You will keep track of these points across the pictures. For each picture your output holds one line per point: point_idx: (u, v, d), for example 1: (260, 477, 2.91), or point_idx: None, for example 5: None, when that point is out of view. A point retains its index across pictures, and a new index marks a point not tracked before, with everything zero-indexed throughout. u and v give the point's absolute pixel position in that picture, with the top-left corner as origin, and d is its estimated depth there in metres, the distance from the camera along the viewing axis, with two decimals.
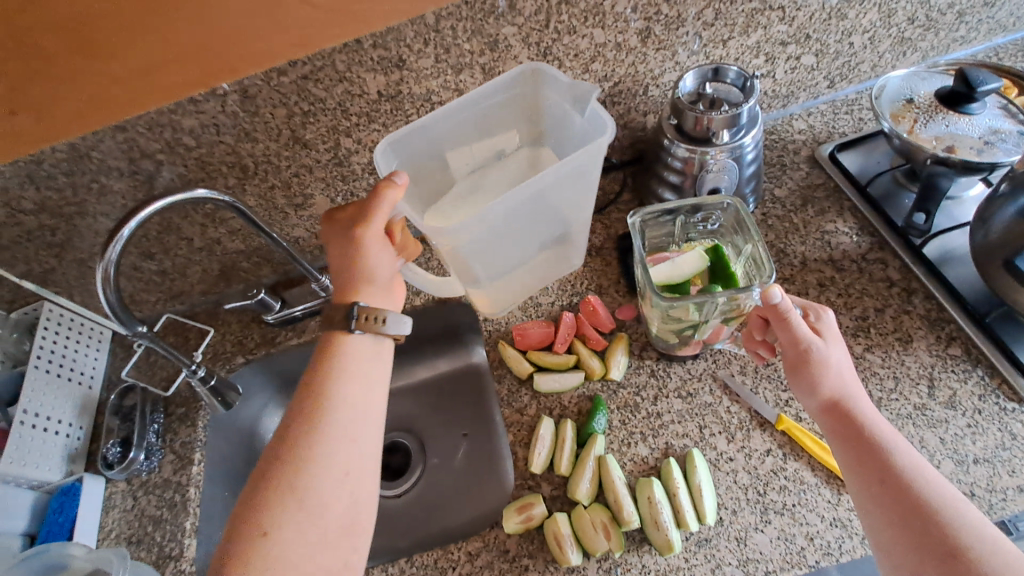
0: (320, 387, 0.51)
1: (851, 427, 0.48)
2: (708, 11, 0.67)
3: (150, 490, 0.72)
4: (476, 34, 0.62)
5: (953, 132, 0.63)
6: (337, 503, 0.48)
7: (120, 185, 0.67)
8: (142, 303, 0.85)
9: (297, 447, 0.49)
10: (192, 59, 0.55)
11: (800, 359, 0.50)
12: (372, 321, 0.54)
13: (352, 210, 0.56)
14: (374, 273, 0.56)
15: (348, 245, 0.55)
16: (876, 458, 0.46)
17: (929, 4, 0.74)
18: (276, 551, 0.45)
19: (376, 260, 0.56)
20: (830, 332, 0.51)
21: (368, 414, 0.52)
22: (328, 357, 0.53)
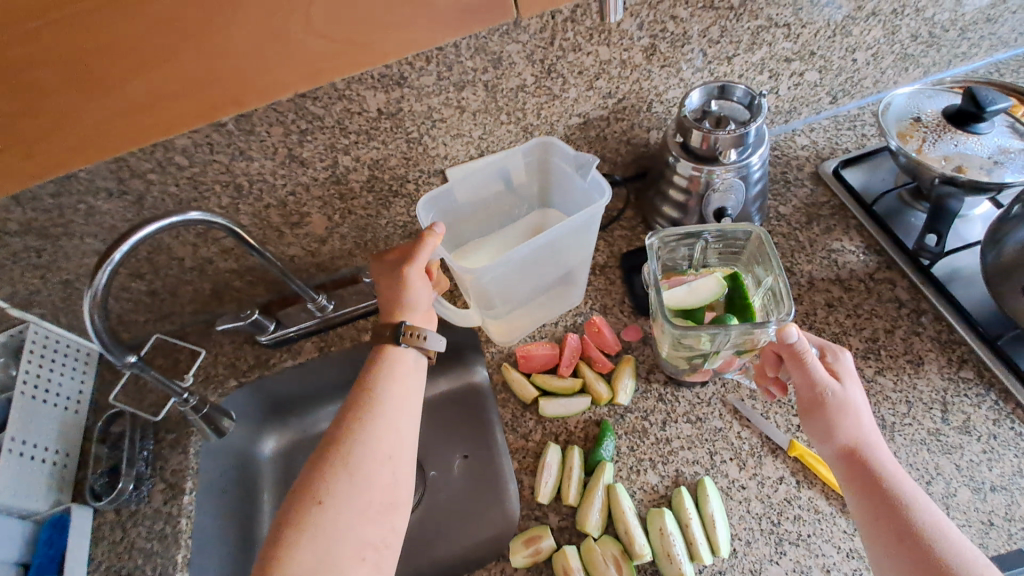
0: (370, 379, 0.55)
1: (866, 476, 0.47)
2: (713, 28, 0.66)
3: (139, 521, 0.69)
4: (479, 51, 0.60)
5: (962, 151, 0.62)
6: (382, 480, 0.49)
7: (109, 206, 0.65)
8: (130, 323, 0.83)
9: (349, 428, 0.51)
10: (191, 96, 0.32)
11: (815, 402, 0.49)
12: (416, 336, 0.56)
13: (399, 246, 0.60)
14: (415, 300, 0.59)
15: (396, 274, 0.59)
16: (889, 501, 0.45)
17: (933, 21, 0.74)
18: (326, 519, 0.46)
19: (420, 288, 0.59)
20: (848, 373, 0.50)
21: (411, 407, 0.55)
22: (379, 356, 0.56)
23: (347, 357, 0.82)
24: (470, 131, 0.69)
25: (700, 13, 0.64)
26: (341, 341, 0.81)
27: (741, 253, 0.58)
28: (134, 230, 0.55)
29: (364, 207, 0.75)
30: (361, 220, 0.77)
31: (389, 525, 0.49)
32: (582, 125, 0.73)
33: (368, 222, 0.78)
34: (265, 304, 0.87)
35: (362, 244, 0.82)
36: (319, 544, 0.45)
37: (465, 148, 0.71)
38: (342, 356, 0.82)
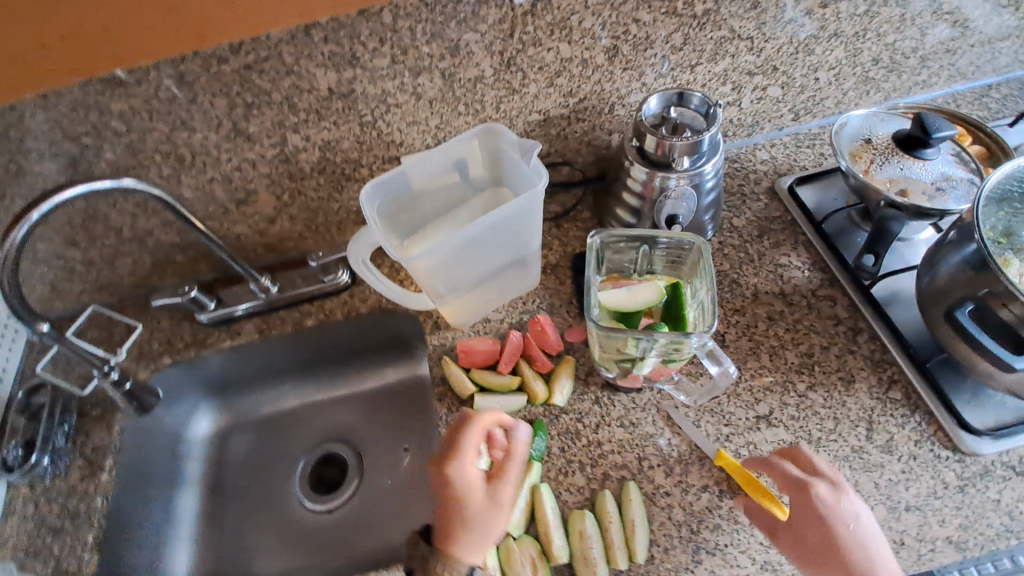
0: None
1: None
2: (677, 35, 0.66)
3: (53, 498, 0.68)
4: (436, 37, 0.59)
5: (907, 176, 0.63)
6: None
7: (41, 168, 0.62)
8: (64, 293, 0.80)
9: None
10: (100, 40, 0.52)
11: (823, 554, 0.51)
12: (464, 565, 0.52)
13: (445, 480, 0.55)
14: (470, 529, 0.53)
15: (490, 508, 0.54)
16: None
17: (894, 47, 0.75)
18: None
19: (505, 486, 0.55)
20: (833, 503, 0.52)
21: None
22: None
23: (289, 342, 0.80)
24: (426, 120, 0.68)
25: (663, 19, 0.63)
26: (282, 324, 0.80)
27: (684, 265, 0.58)
28: (57, 191, 0.53)
29: (315, 189, 0.74)
30: (312, 202, 0.76)
31: None
32: (542, 122, 0.72)
33: (320, 205, 0.76)
34: (209, 283, 0.85)
35: (313, 226, 0.80)
36: None
37: (421, 137, 0.70)
38: (283, 339, 0.80)
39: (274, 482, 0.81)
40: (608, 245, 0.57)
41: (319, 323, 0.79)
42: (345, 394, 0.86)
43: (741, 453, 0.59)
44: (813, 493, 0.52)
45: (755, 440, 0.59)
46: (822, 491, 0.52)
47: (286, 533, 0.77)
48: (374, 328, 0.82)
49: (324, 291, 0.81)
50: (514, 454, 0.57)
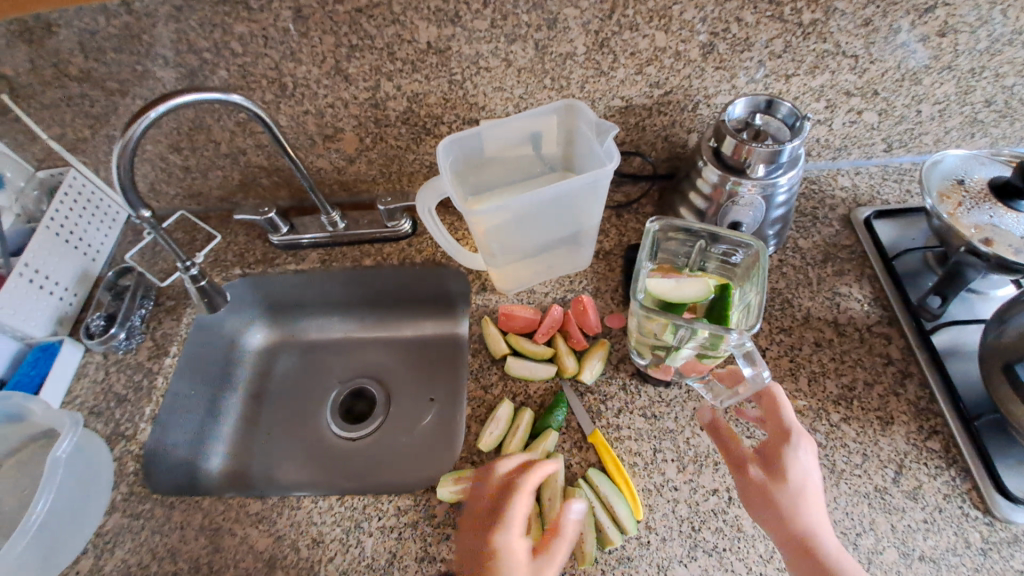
0: None
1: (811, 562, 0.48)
2: (778, 41, 0.64)
3: (122, 368, 0.77)
4: (536, 8, 0.61)
5: (996, 225, 0.59)
6: None
7: (163, 74, 0.69)
8: (161, 194, 0.89)
9: None
10: None
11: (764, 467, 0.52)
12: None
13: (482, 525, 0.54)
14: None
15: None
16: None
17: (1011, 91, 0.70)
18: None
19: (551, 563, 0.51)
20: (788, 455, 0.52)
21: None
22: None
23: (345, 276, 0.86)
24: (511, 87, 0.70)
25: (766, 22, 0.62)
26: (342, 259, 0.85)
27: (738, 268, 0.58)
28: (175, 95, 0.59)
29: (396, 137, 0.78)
30: (391, 149, 0.80)
31: None
32: (623, 109, 0.73)
33: (397, 153, 0.80)
34: (285, 209, 0.92)
35: (388, 173, 0.84)
36: None
37: (504, 104, 0.72)
38: (341, 273, 0.85)
39: (308, 403, 0.87)
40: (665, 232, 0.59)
41: (376, 264, 0.84)
42: (387, 337, 0.91)
43: None
44: (794, 457, 0.51)
45: None
46: (801, 456, 0.51)
47: (311, 449, 0.83)
48: (425, 279, 0.86)
49: (385, 235, 0.85)
50: (565, 531, 0.52)
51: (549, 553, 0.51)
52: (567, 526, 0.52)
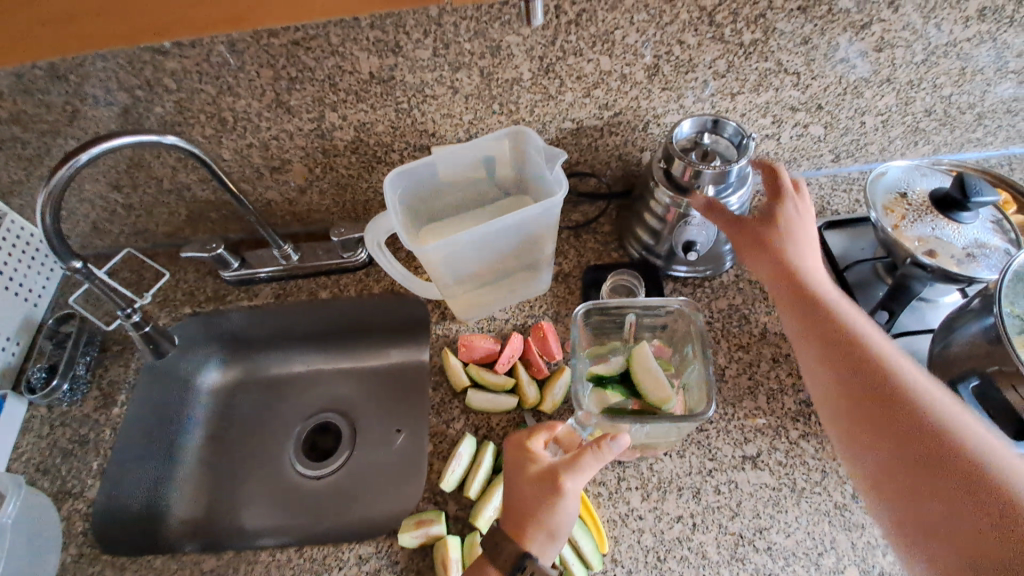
0: None
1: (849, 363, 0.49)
2: (720, 61, 0.64)
3: (67, 422, 0.74)
4: (478, 36, 0.60)
5: (939, 237, 0.60)
6: None
7: (96, 114, 0.66)
8: (104, 232, 0.85)
9: None
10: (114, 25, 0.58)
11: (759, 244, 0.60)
12: None
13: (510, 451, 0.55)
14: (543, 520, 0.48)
15: (547, 489, 0.49)
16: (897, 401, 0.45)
17: (951, 100, 0.72)
18: None
19: (581, 474, 0.50)
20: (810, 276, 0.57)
21: None
22: None
23: (302, 309, 0.84)
24: (460, 114, 0.69)
25: (707, 43, 0.62)
26: (298, 294, 0.83)
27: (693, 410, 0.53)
28: (105, 138, 0.57)
29: (347, 166, 0.76)
30: (342, 179, 0.78)
31: None
32: (574, 130, 0.72)
33: (349, 183, 0.79)
34: (237, 242, 0.89)
35: (341, 202, 0.82)
36: None
37: (453, 130, 0.71)
38: (299, 307, 0.83)
39: (268, 441, 0.84)
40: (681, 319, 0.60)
41: (334, 296, 0.83)
42: (350, 368, 0.89)
43: (721, 489, 0.58)
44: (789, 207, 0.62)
45: (738, 479, 0.59)
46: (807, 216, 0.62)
47: (273, 490, 0.80)
48: (384, 308, 0.84)
49: (342, 266, 0.83)
50: (599, 450, 0.50)
51: (575, 467, 0.50)
52: (595, 444, 0.50)
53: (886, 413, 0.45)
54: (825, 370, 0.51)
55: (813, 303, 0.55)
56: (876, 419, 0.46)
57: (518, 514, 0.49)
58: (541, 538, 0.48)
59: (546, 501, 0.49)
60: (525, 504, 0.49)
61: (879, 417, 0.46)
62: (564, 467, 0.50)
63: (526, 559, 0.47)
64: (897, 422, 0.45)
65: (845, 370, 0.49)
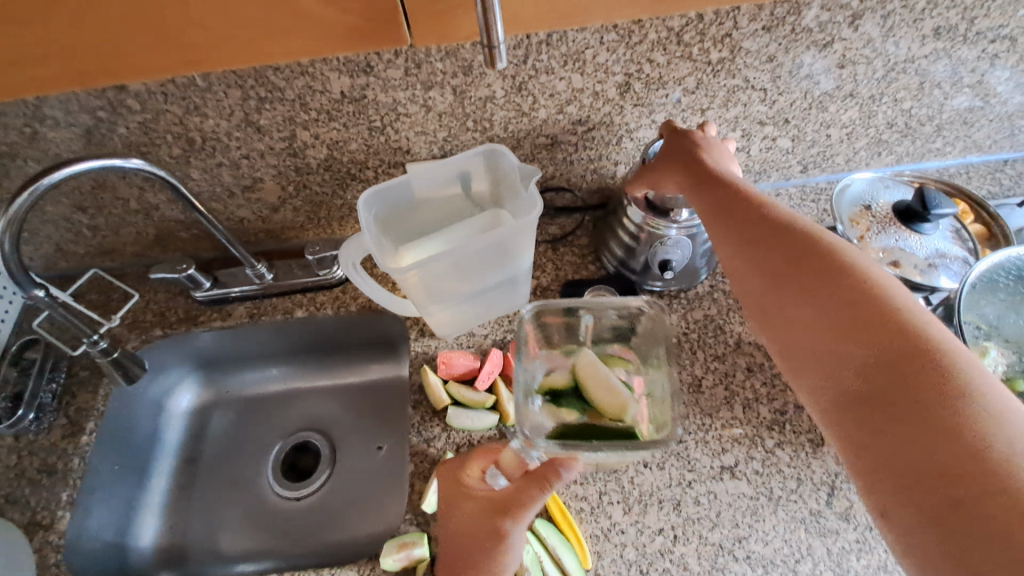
0: None
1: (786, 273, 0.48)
2: (689, 79, 0.66)
3: (34, 451, 0.71)
4: (450, 56, 0.60)
5: (902, 248, 0.62)
6: None
7: (57, 135, 0.64)
8: (69, 253, 0.83)
9: None
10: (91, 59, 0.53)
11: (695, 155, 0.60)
12: None
13: (453, 487, 0.57)
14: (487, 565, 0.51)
15: (491, 536, 0.52)
16: (870, 316, 0.42)
17: (911, 113, 0.74)
18: None
19: (524, 518, 0.51)
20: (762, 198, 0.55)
21: None
22: None
23: (278, 328, 0.82)
24: (434, 131, 0.69)
25: (676, 62, 0.63)
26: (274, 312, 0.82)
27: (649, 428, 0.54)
28: (68, 163, 0.55)
29: (320, 184, 0.75)
30: (316, 196, 0.77)
31: None
32: (549, 145, 0.73)
33: (323, 200, 0.78)
34: (208, 261, 0.87)
35: (316, 219, 0.81)
36: None
37: (427, 147, 0.71)
38: (274, 326, 0.82)
39: (245, 463, 0.83)
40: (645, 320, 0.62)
41: (310, 314, 0.81)
42: (329, 385, 0.88)
43: (701, 500, 0.59)
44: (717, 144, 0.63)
45: (716, 489, 0.60)
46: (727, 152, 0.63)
47: (252, 513, 0.79)
48: (363, 325, 0.83)
49: (318, 283, 0.82)
50: (543, 486, 0.51)
51: (518, 513, 0.51)
52: (540, 483, 0.51)
53: (864, 321, 0.42)
54: (790, 288, 0.48)
55: (771, 221, 0.52)
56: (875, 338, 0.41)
57: (464, 561, 0.53)
58: None
59: (487, 548, 0.51)
60: (470, 547, 0.52)
61: (858, 325, 0.42)
62: (507, 512, 0.52)
63: None
64: (878, 327, 0.41)
65: (811, 286, 0.46)
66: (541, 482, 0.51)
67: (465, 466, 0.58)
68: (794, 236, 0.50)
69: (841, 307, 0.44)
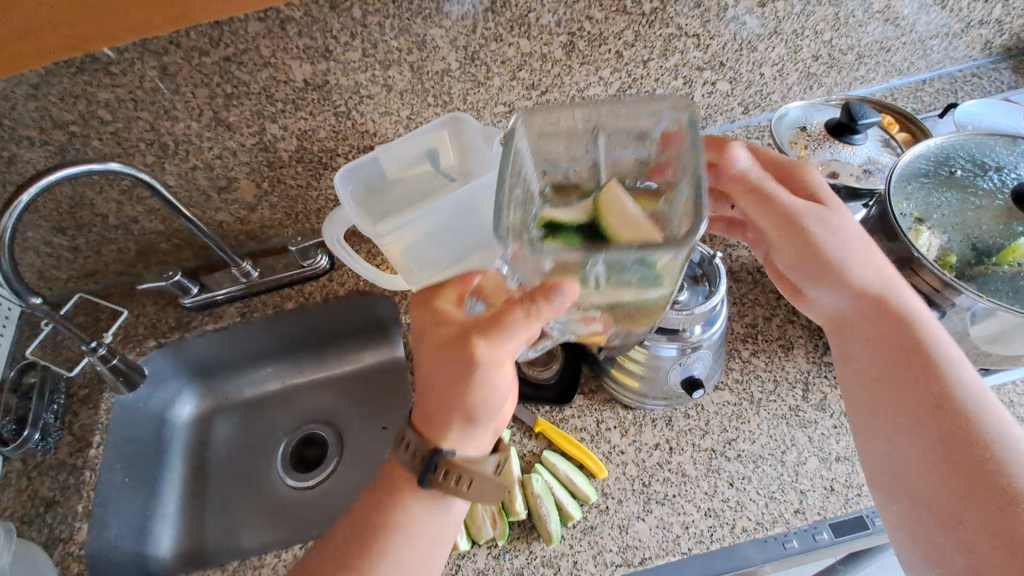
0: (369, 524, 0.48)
1: (887, 341, 0.52)
2: (627, 32, 0.71)
3: (45, 471, 0.72)
4: (403, 32, 0.64)
5: (837, 159, 0.68)
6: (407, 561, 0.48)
7: (32, 155, 0.66)
8: (52, 280, 0.84)
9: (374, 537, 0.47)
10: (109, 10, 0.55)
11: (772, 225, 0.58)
12: (451, 479, 0.47)
13: (423, 321, 0.52)
14: (468, 405, 0.47)
15: (464, 371, 0.46)
16: (1011, 503, 0.42)
17: (832, 44, 0.81)
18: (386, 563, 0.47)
19: (499, 344, 0.46)
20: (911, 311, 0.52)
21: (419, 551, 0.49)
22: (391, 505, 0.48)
23: (271, 324, 0.85)
24: (397, 110, 0.72)
25: (613, 16, 0.68)
26: (264, 308, 0.84)
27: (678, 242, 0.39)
28: (46, 174, 0.58)
29: (294, 177, 0.78)
30: (291, 190, 0.80)
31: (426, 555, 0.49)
32: (508, 113, 0.77)
33: (299, 193, 0.80)
34: (193, 270, 0.89)
35: (294, 215, 0.84)
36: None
37: (393, 127, 0.74)
38: (266, 322, 0.85)
39: (254, 462, 0.85)
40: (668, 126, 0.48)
41: (301, 305, 0.84)
42: (328, 377, 0.90)
43: (690, 413, 0.64)
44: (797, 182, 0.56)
45: (703, 401, 0.64)
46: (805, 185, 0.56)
47: (267, 508, 0.81)
48: (355, 309, 0.86)
49: (304, 275, 0.85)
50: (537, 309, 0.43)
51: (493, 335, 0.46)
52: (525, 302, 0.44)
53: (1000, 507, 0.42)
54: (928, 437, 0.47)
55: (926, 357, 0.50)
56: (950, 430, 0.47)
57: (434, 404, 0.48)
58: (460, 426, 0.48)
59: (462, 386, 0.47)
60: (437, 379, 0.48)
61: (953, 428, 0.47)
62: (482, 335, 0.46)
63: (437, 457, 0.47)
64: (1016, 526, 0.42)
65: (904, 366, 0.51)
66: (529, 306, 0.43)
67: (429, 301, 0.52)
68: (947, 383, 0.48)
69: (979, 483, 0.44)
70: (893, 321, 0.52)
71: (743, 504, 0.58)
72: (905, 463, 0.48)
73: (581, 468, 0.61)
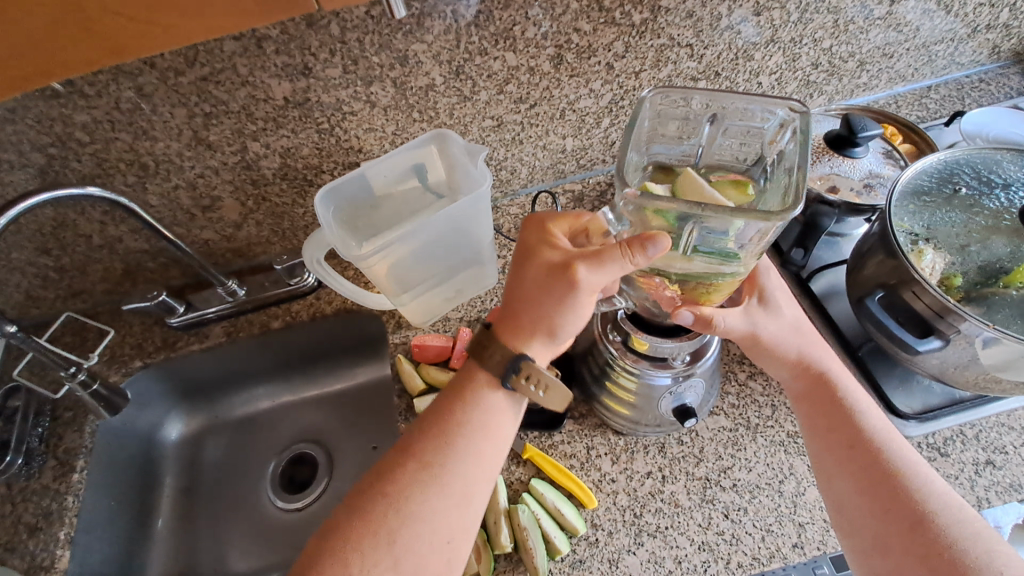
0: (433, 443, 0.47)
1: (820, 393, 0.54)
2: (617, 44, 0.68)
3: (27, 497, 0.71)
4: (384, 48, 0.62)
5: (837, 173, 0.65)
6: (473, 468, 0.47)
7: (11, 177, 0.65)
8: (39, 301, 0.83)
9: (435, 452, 0.47)
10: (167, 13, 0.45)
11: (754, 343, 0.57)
12: (529, 384, 0.48)
13: (522, 247, 0.52)
14: (549, 329, 0.49)
15: (555, 299, 0.47)
16: (921, 525, 0.45)
17: (832, 51, 0.78)
18: (449, 467, 0.46)
19: (600, 273, 0.45)
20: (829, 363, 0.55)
21: (485, 454, 0.48)
22: (446, 419, 0.48)
23: (260, 343, 0.83)
24: (382, 126, 0.71)
25: (602, 28, 0.66)
26: (251, 326, 0.83)
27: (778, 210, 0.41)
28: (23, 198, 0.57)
29: (279, 195, 0.76)
30: (277, 208, 0.78)
31: (489, 454, 0.48)
32: (496, 127, 0.75)
33: (285, 211, 0.79)
34: (180, 288, 0.88)
35: (281, 232, 0.82)
36: (456, 489, 0.46)
37: (379, 143, 0.73)
38: (253, 341, 0.83)
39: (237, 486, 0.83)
40: (780, 129, 0.48)
41: (287, 323, 0.83)
42: (318, 396, 0.88)
43: (684, 440, 0.61)
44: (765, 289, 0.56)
45: (697, 427, 0.62)
46: (773, 295, 0.56)
47: (257, 529, 0.79)
48: (343, 327, 0.84)
49: (291, 294, 0.84)
50: (630, 252, 0.42)
51: (591, 264, 0.45)
52: (621, 245, 0.43)
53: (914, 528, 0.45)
54: (850, 475, 0.50)
55: (840, 402, 0.53)
56: (869, 467, 0.49)
57: (515, 324, 0.50)
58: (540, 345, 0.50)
59: (545, 313, 0.48)
60: (534, 306, 0.48)
61: (869, 464, 0.50)
62: (579, 264, 0.46)
63: (519, 361, 0.48)
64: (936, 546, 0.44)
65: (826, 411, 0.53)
66: (623, 249, 0.43)
67: (537, 228, 0.52)
68: (859, 426, 0.52)
69: (893, 508, 0.47)
70: (811, 372, 0.55)
71: (738, 538, 0.55)
72: (832, 500, 0.51)
73: (569, 496, 0.59)
